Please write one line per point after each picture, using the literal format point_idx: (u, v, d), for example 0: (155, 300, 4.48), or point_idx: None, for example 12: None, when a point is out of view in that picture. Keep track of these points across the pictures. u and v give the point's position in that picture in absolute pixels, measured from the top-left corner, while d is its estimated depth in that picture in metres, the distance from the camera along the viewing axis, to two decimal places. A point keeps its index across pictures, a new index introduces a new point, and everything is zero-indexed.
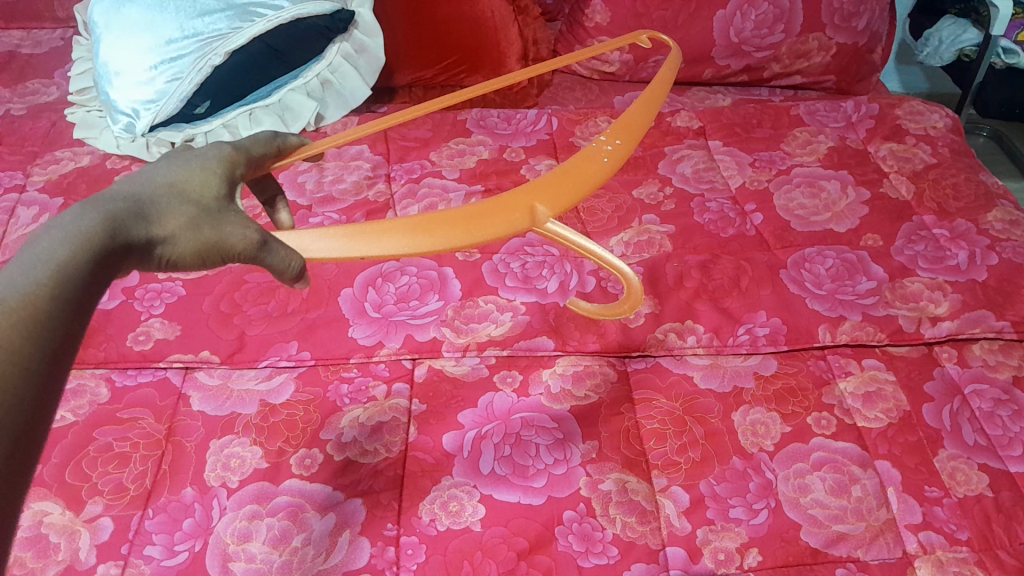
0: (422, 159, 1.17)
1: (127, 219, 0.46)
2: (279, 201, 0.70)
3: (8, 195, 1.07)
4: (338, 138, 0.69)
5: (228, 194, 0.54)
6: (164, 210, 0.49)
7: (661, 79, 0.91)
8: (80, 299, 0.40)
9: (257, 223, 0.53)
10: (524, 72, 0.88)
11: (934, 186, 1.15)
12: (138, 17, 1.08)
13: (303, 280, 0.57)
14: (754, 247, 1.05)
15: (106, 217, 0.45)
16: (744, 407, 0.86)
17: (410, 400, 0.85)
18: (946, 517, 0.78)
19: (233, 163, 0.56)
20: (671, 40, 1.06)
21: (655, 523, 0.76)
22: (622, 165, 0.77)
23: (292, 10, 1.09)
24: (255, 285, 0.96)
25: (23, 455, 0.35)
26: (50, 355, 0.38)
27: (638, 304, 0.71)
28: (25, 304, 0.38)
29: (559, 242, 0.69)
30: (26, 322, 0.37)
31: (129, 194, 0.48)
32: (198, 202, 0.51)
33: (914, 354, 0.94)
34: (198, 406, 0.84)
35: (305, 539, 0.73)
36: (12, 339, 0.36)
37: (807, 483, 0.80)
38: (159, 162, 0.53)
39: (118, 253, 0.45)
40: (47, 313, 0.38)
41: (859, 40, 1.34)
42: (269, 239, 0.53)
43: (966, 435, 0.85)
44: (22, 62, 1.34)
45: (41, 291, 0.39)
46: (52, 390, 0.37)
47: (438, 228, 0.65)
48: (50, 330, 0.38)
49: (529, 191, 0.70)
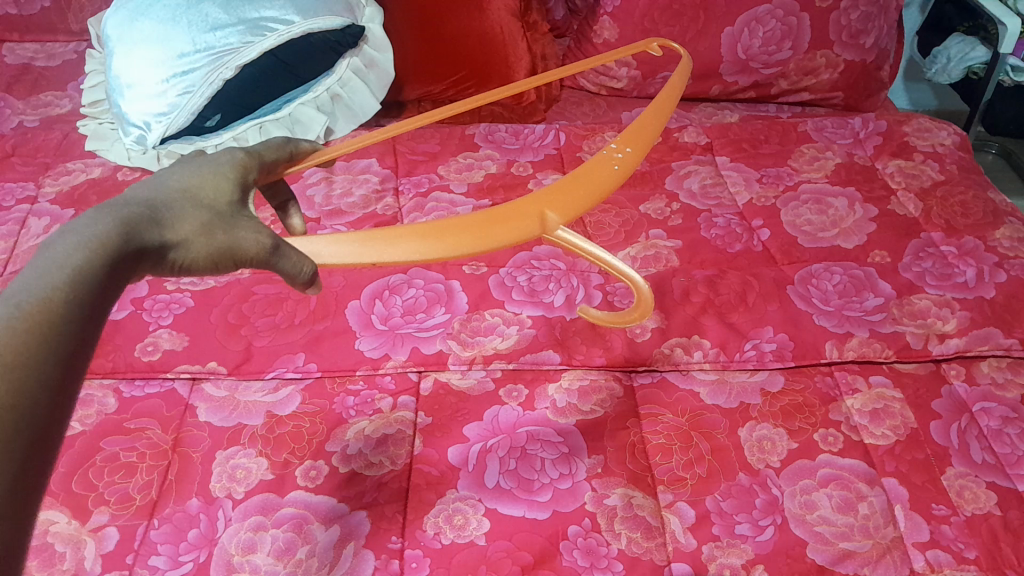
0: (430, 172, 1.17)
1: (141, 223, 0.47)
2: (291, 205, 0.70)
3: (20, 206, 1.08)
4: (352, 144, 0.70)
5: (241, 199, 0.54)
6: (177, 215, 0.49)
7: (672, 87, 0.92)
8: (95, 303, 0.41)
9: (269, 228, 0.54)
10: (531, 82, 0.89)
11: (942, 203, 1.15)
12: (151, 31, 1.09)
13: (313, 284, 0.58)
14: (761, 263, 1.05)
15: (121, 221, 0.45)
16: (751, 423, 0.86)
17: (416, 413, 0.85)
18: (953, 535, 0.78)
19: (246, 168, 0.57)
20: (681, 48, 1.07)
21: (660, 538, 0.76)
22: (632, 174, 0.78)
23: (302, 24, 1.11)
24: (263, 296, 0.96)
25: (40, 458, 0.35)
26: (66, 358, 0.38)
27: (648, 312, 0.71)
28: (41, 309, 0.38)
29: (570, 250, 0.69)
30: (42, 326, 0.38)
31: (144, 199, 0.49)
32: (211, 207, 0.52)
33: (922, 371, 0.93)
34: (204, 417, 0.84)
35: (309, 551, 0.72)
36: (29, 342, 0.37)
37: (813, 500, 0.79)
38: (174, 167, 0.53)
39: (133, 257, 0.45)
40: (63, 317, 0.39)
41: (867, 57, 1.34)
42: (280, 244, 0.54)
43: (973, 453, 0.85)
44: (36, 74, 1.36)
45: (56, 295, 0.39)
46: (68, 394, 0.38)
47: (449, 234, 0.65)
48: (65, 334, 0.38)
49: (540, 197, 0.71)
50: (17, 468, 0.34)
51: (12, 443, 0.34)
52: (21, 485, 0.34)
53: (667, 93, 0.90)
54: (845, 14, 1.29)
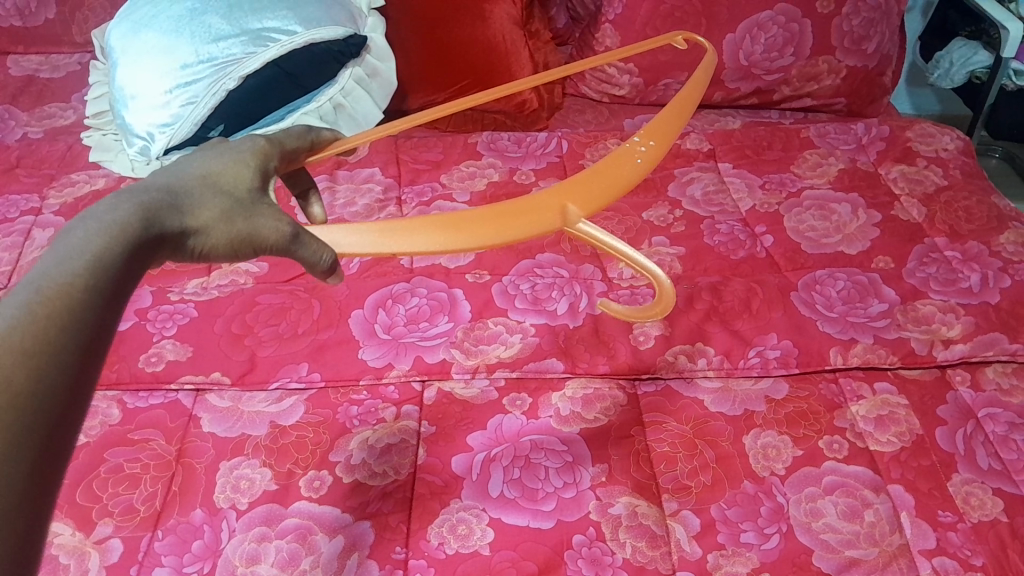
0: (433, 181, 1.18)
1: (162, 209, 0.47)
2: (312, 194, 0.71)
3: (24, 217, 1.09)
4: (372, 133, 0.70)
5: (261, 186, 0.54)
6: (197, 202, 0.50)
7: (693, 89, 0.90)
8: (114, 290, 0.41)
9: (288, 216, 0.54)
10: (553, 75, 0.88)
11: (945, 208, 1.15)
12: (155, 42, 1.10)
13: (336, 274, 0.58)
14: (765, 269, 1.05)
15: (141, 207, 0.45)
16: (756, 430, 0.86)
17: (420, 422, 0.85)
18: (960, 542, 0.77)
19: (266, 156, 0.57)
20: (706, 44, 1.05)
21: (666, 547, 0.76)
22: (654, 169, 0.78)
23: (305, 35, 1.11)
24: (267, 306, 0.96)
25: (56, 445, 0.35)
26: (84, 346, 0.38)
27: (668, 309, 0.72)
28: (61, 294, 0.38)
29: (591, 243, 0.69)
30: (60, 312, 0.38)
31: (163, 185, 0.49)
32: (231, 194, 0.52)
33: (927, 376, 0.93)
34: (209, 428, 0.84)
35: (313, 561, 0.72)
36: (48, 329, 0.37)
37: (819, 508, 0.79)
38: (194, 154, 0.54)
39: (154, 243, 0.45)
40: (82, 304, 0.39)
41: (870, 62, 1.34)
42: (300, 233, 0.54)
43: (980, 459, 0.84)
44: (41, 86, 1.36)
45: (77, 281, 0.39)
46: (85, 383, 0.38)
47: (466, 227, 0.66)
48: (84, 321, 0.38)
49: (561, 190, 0.71)
50: (33, 457, 0.34)
51: (30, 433, 0.34)
52: (39, 477, 0.34)
53: (689, 90, 0.89)
54: (846, 20, 1.30)
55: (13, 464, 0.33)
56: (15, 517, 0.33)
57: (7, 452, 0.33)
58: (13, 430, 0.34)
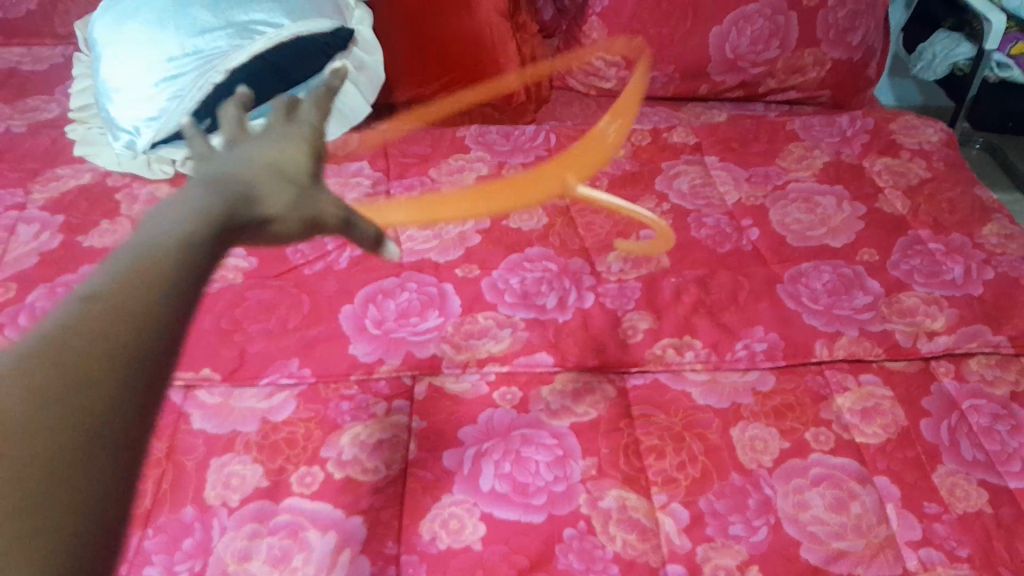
0: (421, 175, 1.18)
1: (241, 197, 0.51)
2: None
3: (8, 213, 1.08)
4: None
5: (317, 171, 0.59)
6: (268, 188, 0.54)
7: None
8: (206, 268, 0.45)
9: (344, 204, 0.59)
10: None
11: (929, 200, 1.16)
12: (139, 35, 1.09)
13: (386, 249, 0.67)
14: (752, 263, 1.06)
15: (226, 197, 0.50)
16: (743, 423, 0.87)
17: (411, 417, 0.86)
18: (945, 533, 0.78)
19: (320, 140, 0.61)
20: None
21: (655, 540, 0.77)
22: None
23: (292, 27, 1.11)
24: (255, 302, 0.96)
25: (153, 402, 0.38)
26: (179, 313, 0.41)
27: None
28: (163, 267, 0.41)
29: None
30: (158, 280, 0.41)
31: (237, 174, 0.53)
32: (295, 180, 0.56)
33: (912, 368, 0.94)
34: (199, 425, 0.84)
35: (305, 558, 0.73)
36: (148, 295, 0.40)
37: (805, 500, 0.80)
38: (257, 140, 0.58)
39: (236, 228, 0.50)
40: (182, 276, 0.42)
41: (854, 55, 1.35)
42: (352, 217, 0.62)
43: (963, 451, 0.86)
44: (22, 79, 1.35)
45: (173, 254, 0.42)
46: (177, 348, 0.41)
47: None
48: (181, 290, 0.41)
49: None
50: (137, 410, 0.37)
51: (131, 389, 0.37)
52: (139, 428, 0.37)
53: None
54: (831, 12, 1.30)
55: (123, 415, 0.36)
56: (114, 471, 0.35)
57: (119, 405, 0.36)
58: (125, 388, 0.37)
